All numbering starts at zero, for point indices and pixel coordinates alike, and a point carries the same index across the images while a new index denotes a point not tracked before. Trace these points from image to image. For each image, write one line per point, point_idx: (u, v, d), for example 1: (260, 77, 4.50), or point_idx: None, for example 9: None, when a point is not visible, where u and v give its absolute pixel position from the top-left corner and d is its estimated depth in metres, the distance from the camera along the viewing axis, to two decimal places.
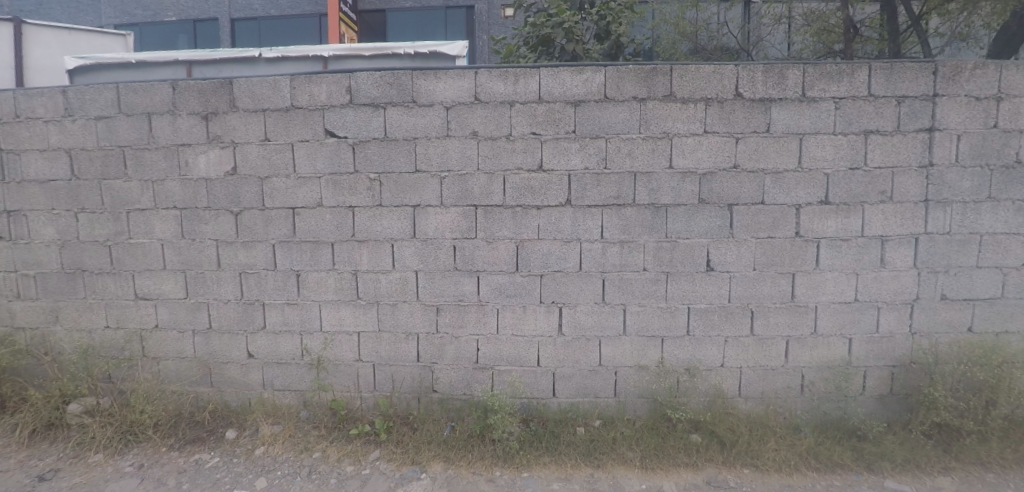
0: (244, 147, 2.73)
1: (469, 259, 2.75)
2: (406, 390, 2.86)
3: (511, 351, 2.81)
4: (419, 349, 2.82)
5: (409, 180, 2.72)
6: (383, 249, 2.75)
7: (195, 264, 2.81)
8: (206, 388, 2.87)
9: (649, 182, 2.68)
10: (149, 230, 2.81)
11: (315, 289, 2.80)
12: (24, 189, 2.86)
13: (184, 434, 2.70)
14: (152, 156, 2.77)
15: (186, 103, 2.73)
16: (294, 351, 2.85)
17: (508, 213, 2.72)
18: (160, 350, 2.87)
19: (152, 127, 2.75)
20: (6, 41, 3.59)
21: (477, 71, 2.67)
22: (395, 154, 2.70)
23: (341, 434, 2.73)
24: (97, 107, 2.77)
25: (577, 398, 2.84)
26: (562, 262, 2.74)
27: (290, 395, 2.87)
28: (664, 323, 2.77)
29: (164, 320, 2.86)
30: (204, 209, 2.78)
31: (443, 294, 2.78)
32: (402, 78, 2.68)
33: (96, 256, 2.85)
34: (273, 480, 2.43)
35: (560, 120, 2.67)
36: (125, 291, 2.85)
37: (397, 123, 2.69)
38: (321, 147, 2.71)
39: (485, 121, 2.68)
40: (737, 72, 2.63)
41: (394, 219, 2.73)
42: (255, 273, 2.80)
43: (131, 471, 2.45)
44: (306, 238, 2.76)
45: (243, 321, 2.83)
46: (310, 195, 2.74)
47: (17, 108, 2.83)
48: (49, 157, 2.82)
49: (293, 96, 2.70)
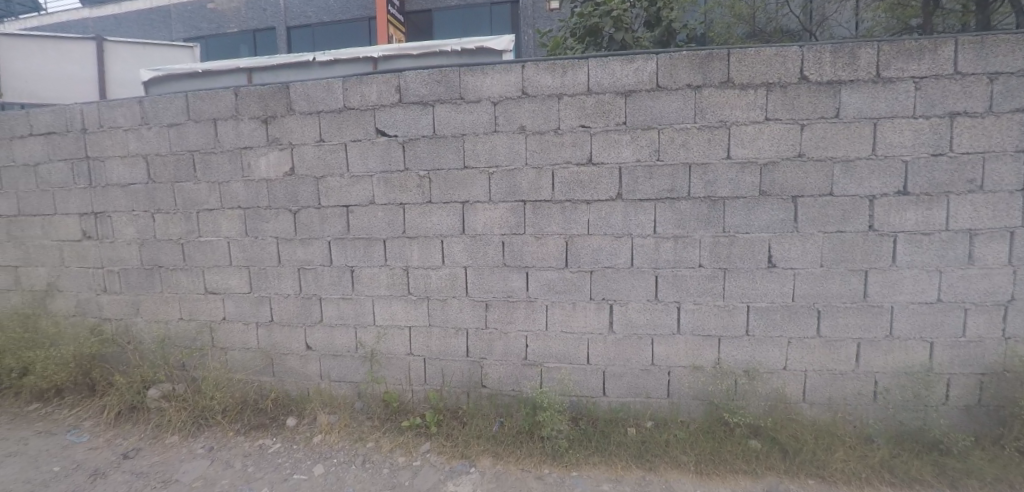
0: (301, 148, 2.85)
1: (518, 255, 2.73)
2: (456, 384, 2.89)
3: (560, 349, 2.77)
4: (467, 344, 2.84)
5: (457, 177, 2.73)
6: (433, 246, 2.79)
7: (258, 260, 2.97)
8: (269, 377, 3.04)
9: (705, 174, 2.55)
10: (216, 228, 3.00)
11: (368, 285, 2.88)
12: (108, 192, 3.14)
13: (249, 419, 2.86)
14: (219, 159, 2.94)
15: (248, 107, 2.89)
16: (348, 344, 2.95)
17: (556, 208, 2.67)
18: (228, 341, 3.07)
19: (218, 131, 2.93)
20: (88, 58, 3.97)
21: (524, 65, 2.64)
22: (443, 152, 2.73)
23: (393, 426, 2.80)
24: (170, 115, 2.98)
25: (627, 398, 2.76)
26: (613, 258, 2.66)
27: (346, 386, 2.99)
28: (721, 323, 2.64)
29: (231, 313, 3.05)
30: (265, 209, 2.93)
31: (491, 291, 2.78)
32: (450, 76, 2.69)
33: (171, 254, 3.08)
34: (330, 467, 2.53)
35: (609, 111, 2.59)
36: (197, 285, 3.07)
37: (445, 120, 2.72)
38: (373, 146, 2.78)
39: (534, 115, 2.64)
40: (802, 54, 2.44)
41: (443, 215, 2.76)
42: (312, 269, 2.92)
43: (202, 453, 2.64)
44: (360, 235, 2.85)
45: (302, 314, 2.97)
46: (363, 193, 2.82)
47: (101, 118, 3.10)
48: (130, 162, 3.08)
49: (346, 98, 2.79)
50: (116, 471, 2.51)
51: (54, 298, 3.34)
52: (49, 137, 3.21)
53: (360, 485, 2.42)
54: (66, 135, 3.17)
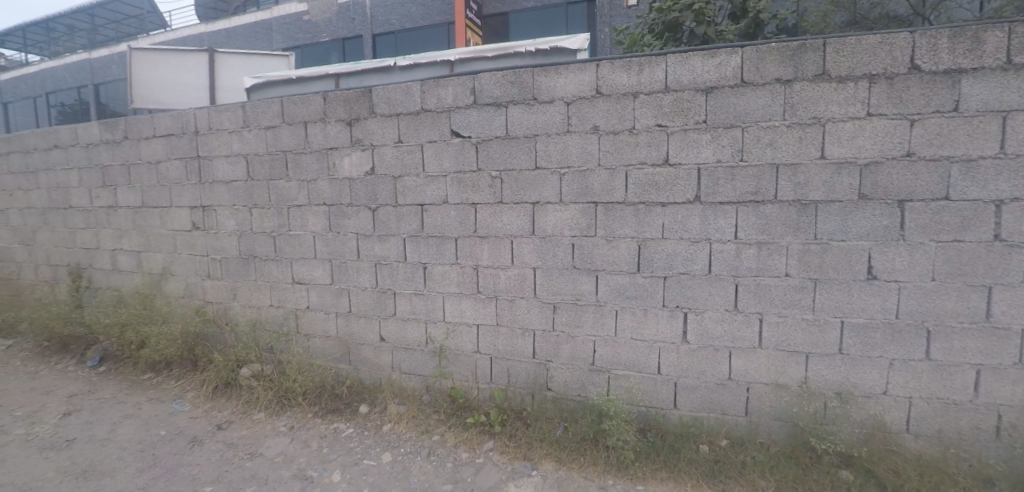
0: (381, 149, 3.00)
1: (588, 257, 2.68)
2: (521, 384, 2.88)
3: (628, 355, 2.68)
4: (533, 345, 2.83)
5: (528, 177, 2.73)
6: (503, 245, 2.81)
7: (340, 254, 3.16)
8: (345, 365, 3.22)
9: (795, 175, 2.35)
10: (304, 223, 3.23)
11: (440, 282, 2.96)
12: (215, 188, 3.49)
13: (326, 404, 3.05)
14: (308, 159, 3.17)
15: (335, 111, 3.09)
16: (418, 338, 3.05)
17: (629, 210, 2.59)
18: (311, 328, 3.29)
19: (309, 133, 3.16)
20: (202, 67, 4.45)
21: (599, 64, 2.59)
22: (515, 152, 2.74)
23: (459, 421, 2.84)
24: (267, 118, 3.26)
25: (699, 412, 2.60)
26: (688, 264, 2.53)
27: (415, 379, 3.08)
28: (810, 339, 2.41)
29: (314, 302, 3.27)
30: (347, 206, 3.11)
31: (559, 293, 2.75)
32: (524, 76, 2.71)
33: (264, 245, 3.36)
34: (397, 456, 2.63)
35: (688, 109, 2.47)
36: (286, 276, 3.32)
37: (518, 121, 2.73)
38: (447, 147, 2.86)
39: (607, 115, 2.59)
40: (913, 41, 2.18)
41: (513, 216, 2.77)
42: (389, 264, 3.05)
43: (284, 431, 2.84)
44: (433, 234, 2.94)
45: (377, 307, 3.11)
46: (437, 193, 2.90)
47: (210, 122, 3.45)
48: (233, 161, 3.40)
49: (423, 100, 2.89)
50: (211, 440, 2.77)
51: (168, 281, 3.77)
52: (168, 138, 3.63)
53: (424, 476, 2.49)
54: (182, 136, 3.57)
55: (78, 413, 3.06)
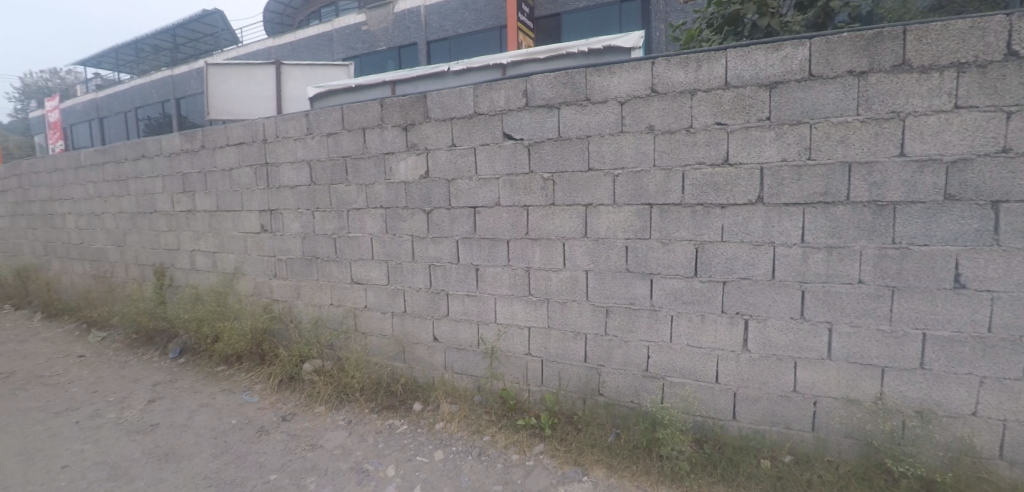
0: (435, 152, 3.07)
1: (642, 261, 2.61)
2: (572, 388, 2.85)
3: (683, 363, 2.58)
4: (584, 350, 2.79)
5: (581, 179, 2.70)
6: (555, 248, 2.79)
7: (396, 256, 3.26)
8: (400, 363, 3.32)
9: (870, 175, 2.18)
10: (362, 226, 3.36)
11: (491, 283, 2.98)
12: (281, 192, 3.70)
13: (382, 400, 3.15)
14: (366, 163, 3.30)
15: (391, 117, 3.19)
16: (470, 339, 3.09)
17: (685, 212, 2.50)
18: (368, 326, 3.42)
19: (367, 139, 3.28)
20: (270, 79, 4.72)
21: (654, 62, 2.52)
22: (567, 154, 2.72)
23: (509, 422, 2.85)
24: (329, 125, 3.42)
25: (760, 425, 2.47)
26: (749, 269, 2.41)
27: (466, 379, 3.12)
28: (886, 351, 2.23)
29: (371, 302, 3.39)
30: (403, 209, 3.20)
31: (611, 296, 2.70)
32: (576, 77, 2.68)
33: (326, 247, 3.53)
34: (449, 454, 2.67)
35: (749, 106, 2.36)
36: (345, 276, 3.47)
37: (571, 122, 2.70)
38: (499, 150, 2.88)
39: (663, 114, 2.51)
40: (1009, 24, 1.98)
41: (565, 219, 2.75)
42: (442, 266, 3.11)
43: (342, 424, 2.96)
44: (485, 236, 2.97)
45: (431, 308, 3.18)
46: (490, 195, 2.93)
47: (278, 130, 3.66)
48: (298, 167, 3.59)
49: (476, 104, 2.93)
50: (277, 430, 2.94)
51: (240, 280, 4.03)
52: (240, 147, 3.88)
53: (474, 475, 2.51)
54: (252, 144, 3.81)
55: (161, 400, 3.34)
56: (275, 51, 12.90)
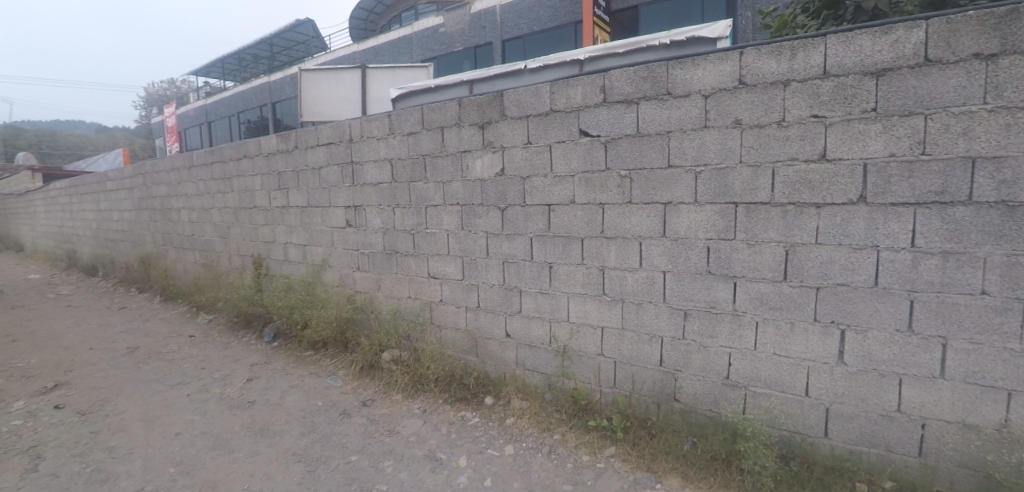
0: (511, 150, 3.09)
1: (725, 262, 2.48)
2: (646, 392, 2.76)
3: (769, 373, 2.42)
4: (661, 353, 2.70)
5: (660, 177, 2.61)
6: (631, 247, 2.72)
7: (470, 252, 3.33)
8: (473, 357, 3.38)
9: (999, 171, 1.93)
10: (439, 222, 3.46)
11: (565, 282, 2.96)
12: (365, 190, 3.90)
13: (455, 392, 3.24)
14: (444, 162, 3.39)
15: (469, 115, 3.25)
16: (542, 337, 3.08)
17: (775, 212, 2.34)
18: (443, 320, 3.52)
19: (445, 138, 3.37)
20: (356, 83, 4.99)
21: (743, 51, 2.37)
22: (646, 150, 2.63)
23: (580, 423, 2.82)
24: (410, 125, 3.55)
25: (857, 446, 2.26)
26: (848, 274, 2.21)
27: (538, 376, 3.12)
28: (1014, 372, 1.97)
29: (446, 296, 3.48)
30: (479, 206, 3.26)
31: (690, 299, 2.59)
32: (657, 71, 2.59)
33: (405, 242, 3.67)
34: (519, 450, 2.69)
35: (852, 96, 2.16)
36: (422, 270, 3.59)
37: (650, 117, 2.61)
38: (575, 147, 2.85)
39: (752, 107, 2.36)
40: None
41: (643, 217, 2.67)
42: (515, 263, 3.14)
43: (417, 413, 3.08)
44: (559, 234, 2.95)
45: (503, 304, 3.22)
46: (564, 193, 2.90)
47: (362, 130, 3.86)
48: (380, 165, 3.76)
49: (552, 100, 2.91)
50: (357, 414, 3.11)
51: (326, 272, 4.29)
52: (329, 147, 4.13)
53: (544, 473, 2.51)
54: (340, 144, 4.04)
55: (257, 380, 3.64)
56: (360, 56, 13.63)
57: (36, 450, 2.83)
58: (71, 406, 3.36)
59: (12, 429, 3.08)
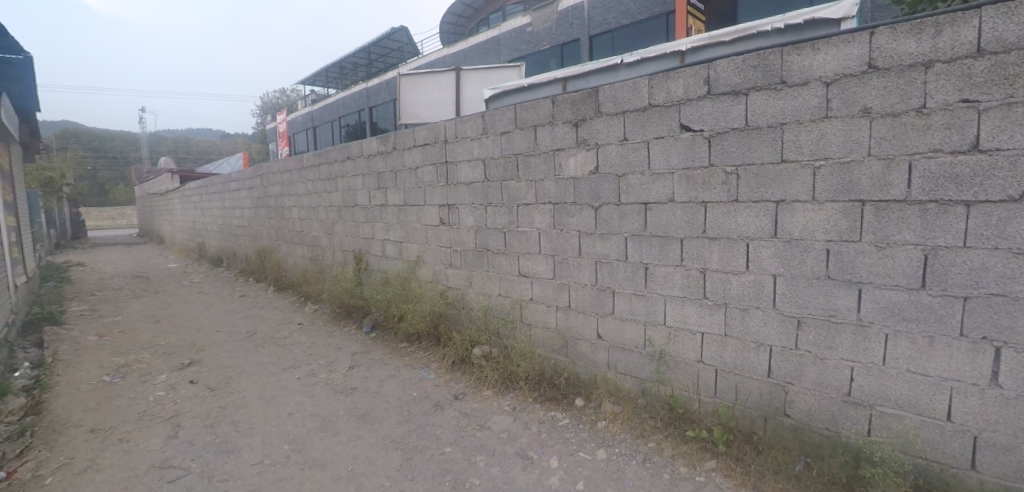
0: (606, 147, 3.01)
1: (848, 267, 2.23)
2: (751, 404, 2.57)
3: (901, 392, 2.15)
4: (769, 363, 2.49)
5: (771, 172, 2.40)
6: (736, 248, 2.53)
7: (562, 251, 3.30)
8: (563, 357, 3.35)
9: None
10: (531, 221, 3.47)
11: (661, 284, 2.83)
12: (458, 188, 4.00)
13: (545, 391, 3.23)
14: (537, 160, 3.39)
15: (562, 113, 3.21)
16: (636, 340, 2.97)
17: (912, 211, 2.06)
18: (532, 318, 3.52)
19: (538, 136, 3.36)
20: (450, 85, 5.14)
21: (874, 32, 2.12)
22: (756, 144, 2.44)
23: (677, 431, 2.69)
24: (503, 124, 3.59)
25: (1013, 482, 1.96)
26: (1006, 284, 1.92)
27: (630, 380, 3.01)
28: None
29: (537, 294, 3.48)
30: (571, 204, 3.21)
31: (805, 306, 2.36)
32: (769, 58, 2.38)
33: (496, 240, 3.72)
34: (612, 455, 2.62)
35: (1015, 77, 1.86)
36: (513, 268, 3.62)
37: (761, 109, 2.42)
38: (675, 142, 2.70)
39: (884, 94, 2.11)
40: None
41: (751, 217, 2.48)
42: (609, 263, 3.06)
43: (507, 410, 3.11)
44: (657, 233, 2.82)
45: (596, 304, 3.15)
46: (663, 191, 2.77)
47: (457, 130, 3.96)
48: (474, 165, 3.84)
49: (651, 94, 2.78)
50: (450, 407, 3.20)
51: (420, 267, 4.47)
52: (425, 147, 4.29)
53: (640, 481, 2.42)
54: (435, 145, 4.18)
55: (358, 368, 3.87)
56: (449, 59, 14.13)
57: (176, 419, 3.21)
58: (203, 382, 3.78)
59: (157, 399, 3.51)
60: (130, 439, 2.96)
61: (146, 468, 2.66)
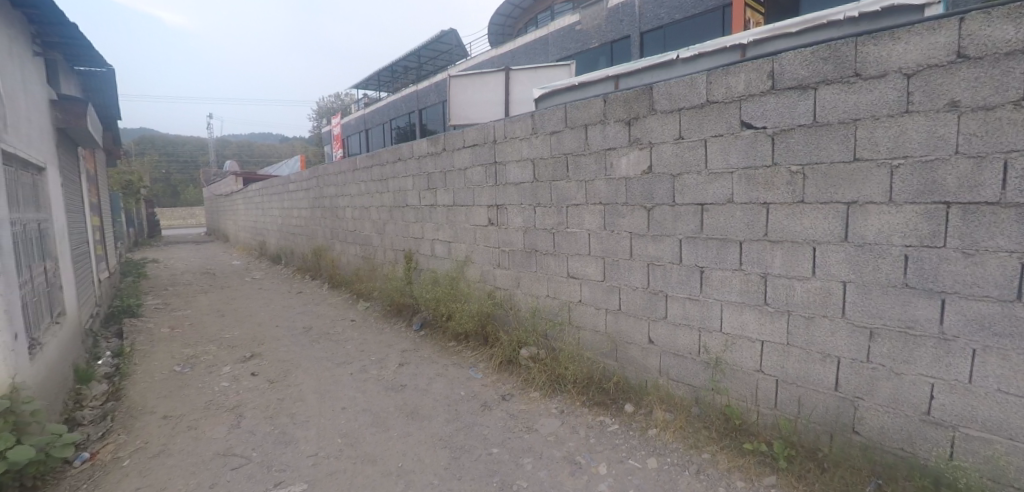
0: (660, 146, 2.92)
1: (930, 275, 2.05)
2: (817, 419, 2.41)
3: (991, 413, 1.96)
4: (837, 375, 2.33)
5: (843, 172, 2.24)
6: (802, 253, 2.38)
7: (613, 253, 3.22)
8: (612, 361, 3.27)
9: None
10: (581, 222, 3.41)
11: (718, 288, 2.71)
12: (507, 189, 4.00)
13: (593, 395, 3.17)
14: (587, 160, 3.33)
15: (614, 112, 3.14)
16: (690, 346, 2.86)
17: (1007, 214, 1.88)
18: (581, 320, 3.46)
19: (589, 136, 3.30)
20: (500, 85, 5.14)
21: (964, 18, 1.94)
22: (825, 142, 2.29)
23: (734, 444, 2.56)
24: (553, 124, 3.55)
25: None
26: None
27: (684, 388, 2.91)
28: None
29: (586, 297, 3.42)
30: (623, 205, 3.14)
31: (880, 316, 2.19)
32: (841, 49, 2.23)
33: (546, 241, 3.69)
34: (664, 464, 2.53)
35: None
36: (562, 270, 3.58)
37: (831, 104, 2.26)
38: (736, 141, 2.58)
39: (976, 85, 1.92)
40: None
41: (818, 219, 2.33)
42: (662, 265, 2.96)
43: (555, 413, 3.07)
44: (714, 236, 2.70)
45: (648, 308, 3.05)
46: (721, 192, 2.65)
47: (506, 131, 3.96)
48: (523, 165, 3.83)
49: (709, 91, 2.67)
50: (498, 407, 3.20)
51: (468, 267, 4.50)
52: (474, 148, 4.31)
53: None
54: (484, 145, 4.20)
55: (408, 365, 3.94)
56: (498, 59, 14.21)
57: (238, 409, 3.37)
58: (263, 375, 3.96)
59: (222, 389, 3.71)
60: (197, 426, 3.14)
61: (211, 455, 2.81)
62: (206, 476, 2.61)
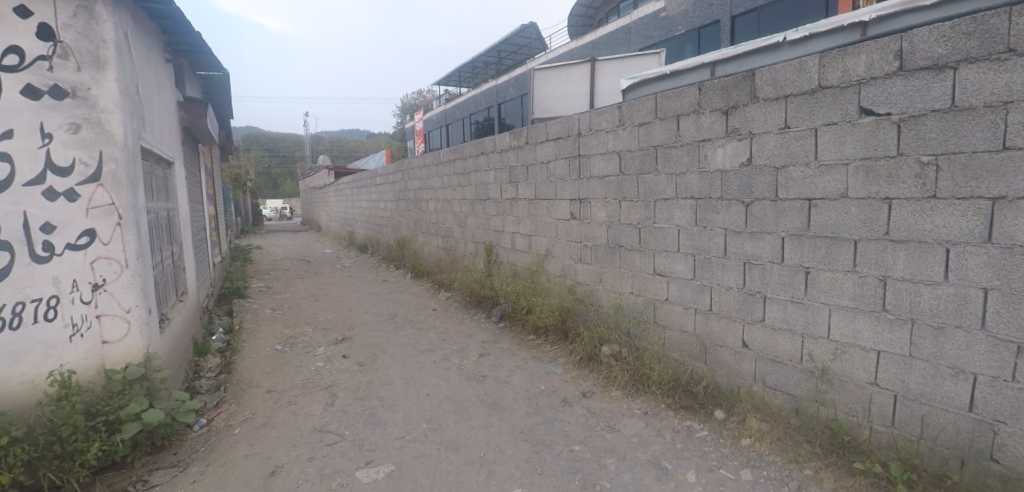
0: (762, 137, 2.71)
1: None
2: (943, 442, 2.14)
3: None
4: (971, 395, 2.05)
5: (988, 162, 1.96)
6: (932, 254, 2.11)
7: (704, 250, 3.06)
8: (700, 364, 3.12)
9: None
10: (669, 217, 3.27)
11: (826, 291, 2.48)
12: (591, 183, 3.92)
13: (680, 398, 3.05)
14: (679, 153, 3.18)
15: (710, 100, 2.96)
16: (791, 353, 2.65)
17: None
18: (667, 319, 3.33)
19: (681, 127, 3.15)
20: (585, 76, 5.02)
21: None
22: (965, 128, 2.01)
23: (840, 461, 2.34)
24: (641, 115, 3.43)
25: None
26: None
27: (782, 397, 2.70)
28: None
29: (673, 295, 3.28)
30: (717, 200, 2.97)
31: None
32: (992, 21, 1.93)
33: (631, 237, 3.58)
34: (758, 477, 2.37)
35: None
36: (647, 266, 3.46)
37: (974, 85, 1.98)
38: (853, 129, 2.34)
39: None
40: None
41: (953, 217, 2.05)
42: (760, 265, 2.77)
43: (638, 413, 2.99)
44: (823, 234, 2.47)
45: (743, 310, 2.87)
46: (833, 185, 2.42)
47: (591, 123, 3.88)
48: (608, 157, 3.73)
49: (822, 75, 2.44)
50: (578, 404, 3.16)
51: (548, 261, 4.49)
52: (557, 141, 4.27)
53: None
54: (568, 138, 4.15)
55: (487, 356, 4.01)
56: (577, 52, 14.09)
57: (331, 388, 3.59)
58: (353, 358, 4.19)
59: (317, 369, 3.97)
60: (297, 402, 3.39)
61: (309, 429, 3.02)
62: (306, 449, 2.80)
